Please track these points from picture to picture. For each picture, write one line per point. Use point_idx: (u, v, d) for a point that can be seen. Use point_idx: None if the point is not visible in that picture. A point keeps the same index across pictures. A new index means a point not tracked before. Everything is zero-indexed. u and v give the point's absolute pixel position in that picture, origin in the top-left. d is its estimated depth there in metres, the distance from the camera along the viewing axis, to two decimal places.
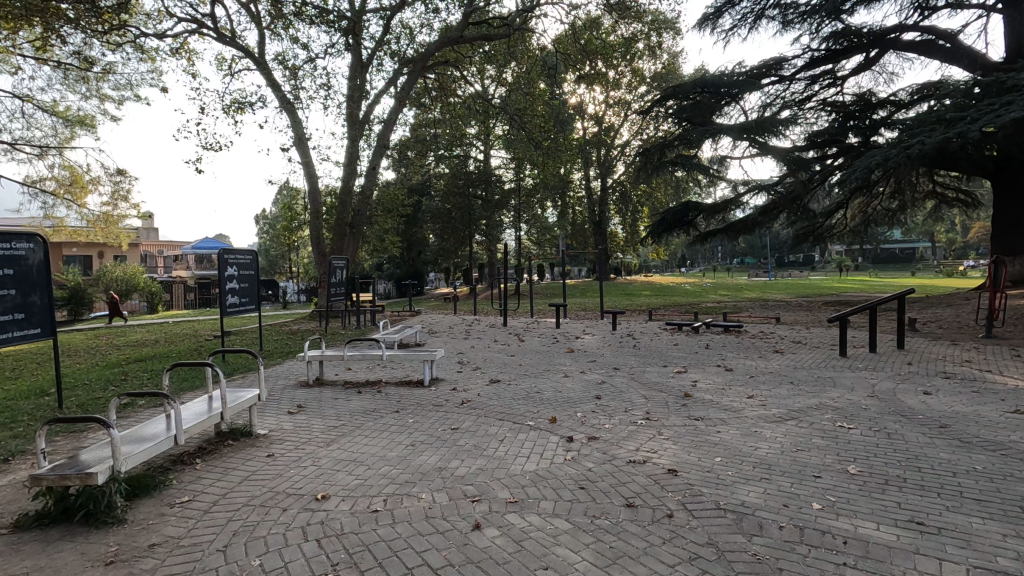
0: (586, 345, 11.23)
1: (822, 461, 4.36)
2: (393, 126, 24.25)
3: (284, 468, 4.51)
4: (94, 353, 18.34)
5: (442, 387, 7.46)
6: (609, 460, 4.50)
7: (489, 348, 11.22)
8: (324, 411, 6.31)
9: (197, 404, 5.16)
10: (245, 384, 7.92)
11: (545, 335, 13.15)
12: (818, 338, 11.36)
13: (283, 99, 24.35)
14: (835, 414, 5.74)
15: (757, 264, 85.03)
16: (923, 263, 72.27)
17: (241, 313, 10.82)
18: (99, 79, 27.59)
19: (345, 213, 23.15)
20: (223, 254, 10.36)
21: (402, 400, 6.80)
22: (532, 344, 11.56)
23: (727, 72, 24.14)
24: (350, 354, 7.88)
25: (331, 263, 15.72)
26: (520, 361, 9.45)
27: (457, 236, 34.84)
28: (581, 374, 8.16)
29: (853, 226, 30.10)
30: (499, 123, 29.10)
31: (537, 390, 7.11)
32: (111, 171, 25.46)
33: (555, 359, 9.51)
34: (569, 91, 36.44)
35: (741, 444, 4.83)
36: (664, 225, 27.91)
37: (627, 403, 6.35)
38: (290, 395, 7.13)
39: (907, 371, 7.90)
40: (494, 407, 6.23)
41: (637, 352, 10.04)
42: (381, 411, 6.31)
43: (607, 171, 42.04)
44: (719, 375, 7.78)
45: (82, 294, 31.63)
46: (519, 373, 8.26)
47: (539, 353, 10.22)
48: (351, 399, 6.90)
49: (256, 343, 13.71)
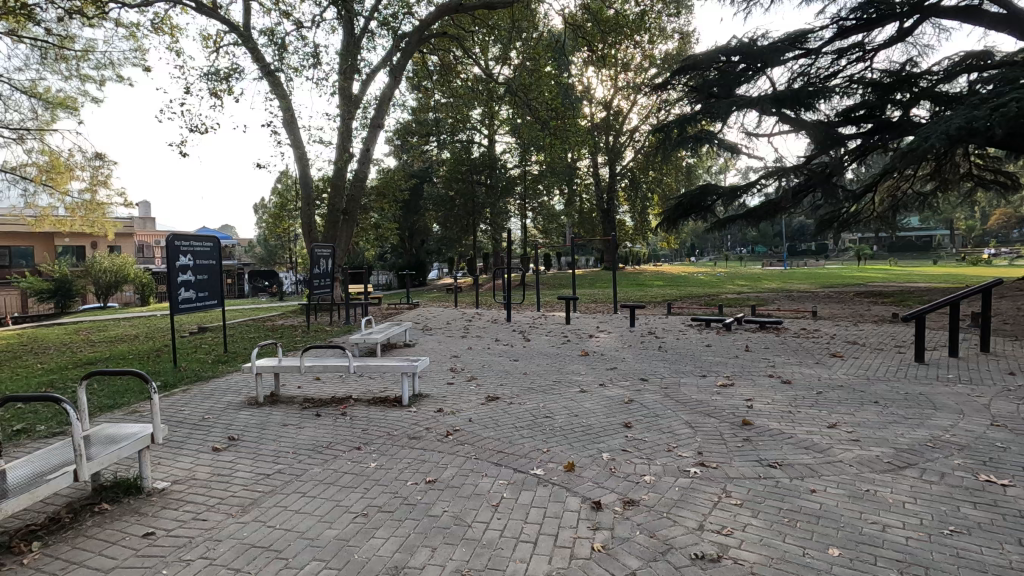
0: (603, 347, 9.56)
1: (1008, 564, 2.72)
2: (388, 106, 22.49)
3: (156, 564, 2.91)
4: (65, 350, 16.85)
5: (425, 408, 5.84)
6: (661, 554, 2.87)
7: (488, 350, 9.58)
8: (259, 447, 4.71)
9: (53, 457, 3.53)
10: (179, 401, 6.32)
11: (553, 334, 11.47)
12: (876, 339, 9.66)
13: (272, 79, 22.70)
14: (964, 458, 4.10)
15: (770, 253, 82.78)
16: (941, 252, 69.88)
17: (199, 310, 9.25)
18: (80, 58, 26.11)
19: (338, 199, 21.57)
20: (173, 240, 8.76)
21: (370, 428, 5.20)
22: (541, 346, 9.92)
23: (753, 41, 22.04)
24: (309, 363, 6.30)
25: (314, 251, 13.94)
26: (525, 369, 7.80)
27: (460, 224, 33.12)
28: (600, 387, 6.54)
29: (881, 212, 28.19)
30: (505, 106, 27.38)
31: (546, 413, 5.49)
32: (90, 154, 23.82)
33: (568, 366, 7.86)
34: (576, 72, 34.40)
35: (858, 520, 3.20)
36: (680, 210, 26.02)
37: (667, 436, 4.73)
38: (229, 420, 5.54)
39: (1016, 385, 6.23)
40: (492, 443, 4.63)
41: (666, 357, 8.37)
42: (337, 446, 4.71)
43: (616, 158, 40.09)
44: (777, 391, 6.15)
45: (69, 286, 30.30)
46: (522, 387, 6.64)
47: (548, 358, 8.57)
48: (304, 426, 5.31)
49: (226, 342, 12.05)
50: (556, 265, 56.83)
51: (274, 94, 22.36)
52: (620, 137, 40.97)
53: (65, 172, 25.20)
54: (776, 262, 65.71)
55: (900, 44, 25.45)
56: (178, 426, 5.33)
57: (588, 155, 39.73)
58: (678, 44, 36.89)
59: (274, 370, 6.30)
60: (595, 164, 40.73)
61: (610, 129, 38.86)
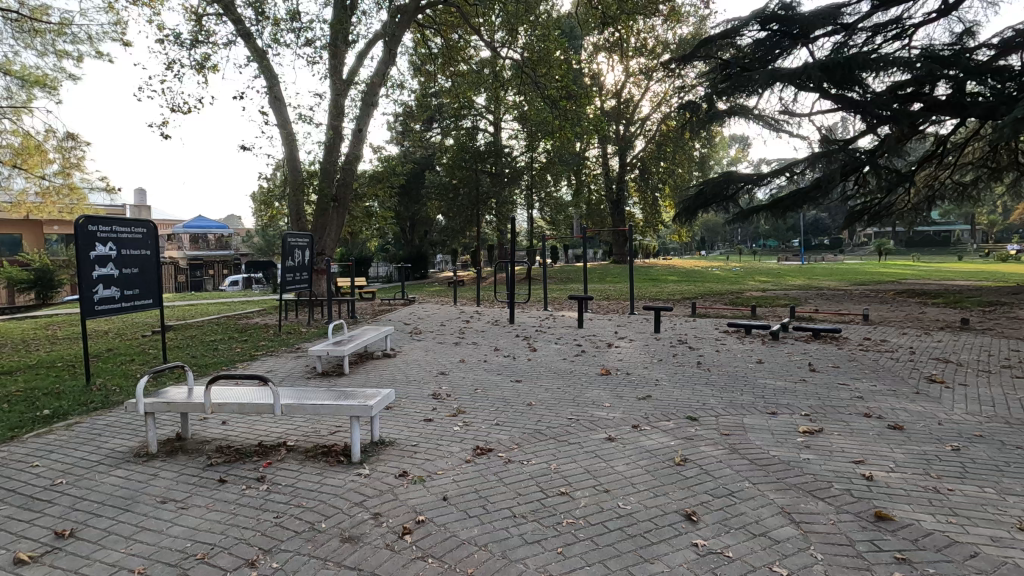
0: (627, 362, 7.68)
1: None
2: (383, 84, 20.49)
3: None
4: (18, 347, 15.11)
5: (382, 470, 3.98)
6: None
7: (485, 364, 7.74)
8: (94, 558, 2.88)
9: None
10: (43, 450, 4.48)
11: (564, 342, 9.56)
12: (966, 355, 7.76)
13: (258, 55, 20.81)
14: None
15: (783, 247, 80.51)
16: (963, 248, 67.48)
17: (124, 311, 7.46)
18: (57, 33, 24.42)
19: (329, 184, 19.66)
20: (87, 223, 6.95)
21: (289, 513, 3.34)
22: (549, 359, 8.03)
23: (792, 8, 19.27)
24: (219, 399, 4.39)
25: (287, 242, 11.97)
26: (531, 397, 5.95)
27: (463, 215, 31.18)
28: (635, 433, 4.68)
29: (915, 203, 25.97)
30: (511, 90, 25.38)
31: (561, 488, 3.63)
32: (63, 134, 22.10)
33: (588, 394, 5.97)
34: (587, 55, 32.25)
35: None
36: (701, 200, 23.91)
37: (766, 547, 2.86)
38: (89, 489, 3.72)
39: None
40: (478, 558, 2.78)
41: (712, 381, 6.47)
42: (217, 558, 2.86)
43: (626, 147, 37.73)
44: (889, 446, 4.31)
45: (50, 276, 28.39)
46: (526, 430, 4.80)
47: (561, 379, 6.70)
48: (191, 505, 3.47)
49: (180, 347, 10.25)
50: (562, 257, 54.76)
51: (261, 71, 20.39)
52: (631, 125, 38.66)
53: (40, 153, 22.51)
54: (790, 258, 63.45)
55: (941, 20, 23.00)
56: (4, 502, 3.52)
57: (597, 144, 37.58)
58: (695, 27, 34.56)
59: (169, 411, 4.38)
60: (604, 154, 38.53)
61: (621, 116, 36.78)
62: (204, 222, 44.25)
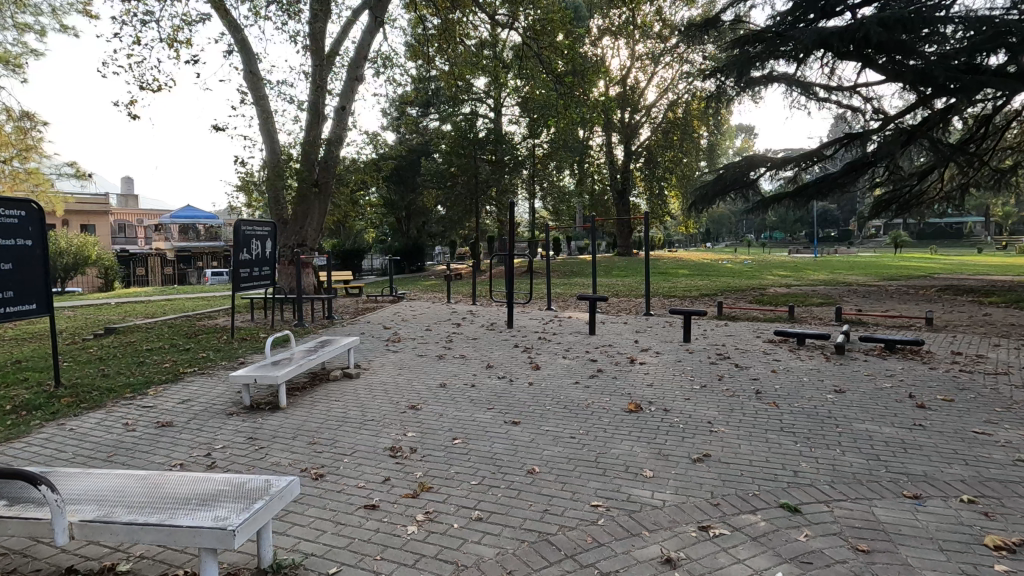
0: (661, 390, 5.76)
1: None
2: (367, 59, 18.42)
3: None
4: None
5: None
6: None
7: (471, 392, 5.83)
8: None
9: None
10: None
11: (574, 356, 7.62)
12: None
13: (230, 25, 18.76)
14: None
15: (789, 240, 78.47)
16: (977, 240, 65.20)
17: None
18: (18, 6, 22.35)
19: (308, 168, 17.62)
20: None
21: None
22: (557, 384, 6.10)
23: None
24: None
25: (241, 232, 10.02)
26: (533, 456, 4.02)
27: (461, 205, 29.23)
28: (710, 550, 2.76)
29: (948, 191, 23.82)
30: (511, 71, 23.42)
31: None
32: (19, 113, 20.18)
33: (616, 451, 4.06)
34: (592, 36, 30.01)
35: None
36: (719, 186, 21.76)
37: None
38: None
39: None
40: None
41: (791, 428, 4.54)
42: None
43: (631, 135, 35.61)
44: None
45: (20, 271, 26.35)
46: (526, 537, 2.90)
47: (574, 422, 4.77)
48: None
49: (102, 359, 8.33)
50: (563, 250, 52.77)
51: (234, 44, 18.33)
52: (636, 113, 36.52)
53: None
54: (801, 249, 61.21)
55: None
56: None
57: (600, 131, 35.53)
58: (705, 8, 32.36)
59: None
60: (608, 142, 36.38)
61: (627, 102, 34.65)
62: (192, 212, 42.30)
